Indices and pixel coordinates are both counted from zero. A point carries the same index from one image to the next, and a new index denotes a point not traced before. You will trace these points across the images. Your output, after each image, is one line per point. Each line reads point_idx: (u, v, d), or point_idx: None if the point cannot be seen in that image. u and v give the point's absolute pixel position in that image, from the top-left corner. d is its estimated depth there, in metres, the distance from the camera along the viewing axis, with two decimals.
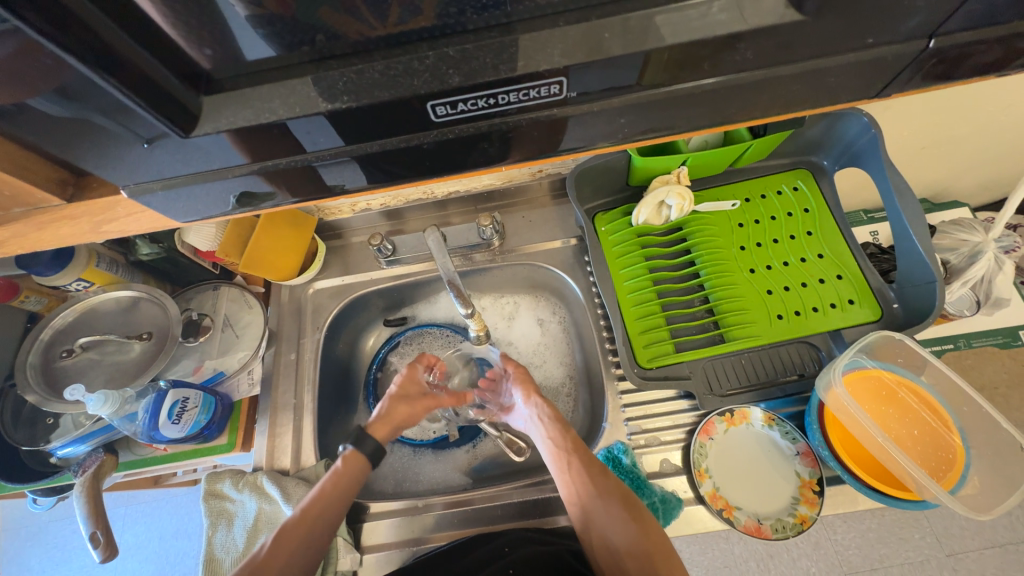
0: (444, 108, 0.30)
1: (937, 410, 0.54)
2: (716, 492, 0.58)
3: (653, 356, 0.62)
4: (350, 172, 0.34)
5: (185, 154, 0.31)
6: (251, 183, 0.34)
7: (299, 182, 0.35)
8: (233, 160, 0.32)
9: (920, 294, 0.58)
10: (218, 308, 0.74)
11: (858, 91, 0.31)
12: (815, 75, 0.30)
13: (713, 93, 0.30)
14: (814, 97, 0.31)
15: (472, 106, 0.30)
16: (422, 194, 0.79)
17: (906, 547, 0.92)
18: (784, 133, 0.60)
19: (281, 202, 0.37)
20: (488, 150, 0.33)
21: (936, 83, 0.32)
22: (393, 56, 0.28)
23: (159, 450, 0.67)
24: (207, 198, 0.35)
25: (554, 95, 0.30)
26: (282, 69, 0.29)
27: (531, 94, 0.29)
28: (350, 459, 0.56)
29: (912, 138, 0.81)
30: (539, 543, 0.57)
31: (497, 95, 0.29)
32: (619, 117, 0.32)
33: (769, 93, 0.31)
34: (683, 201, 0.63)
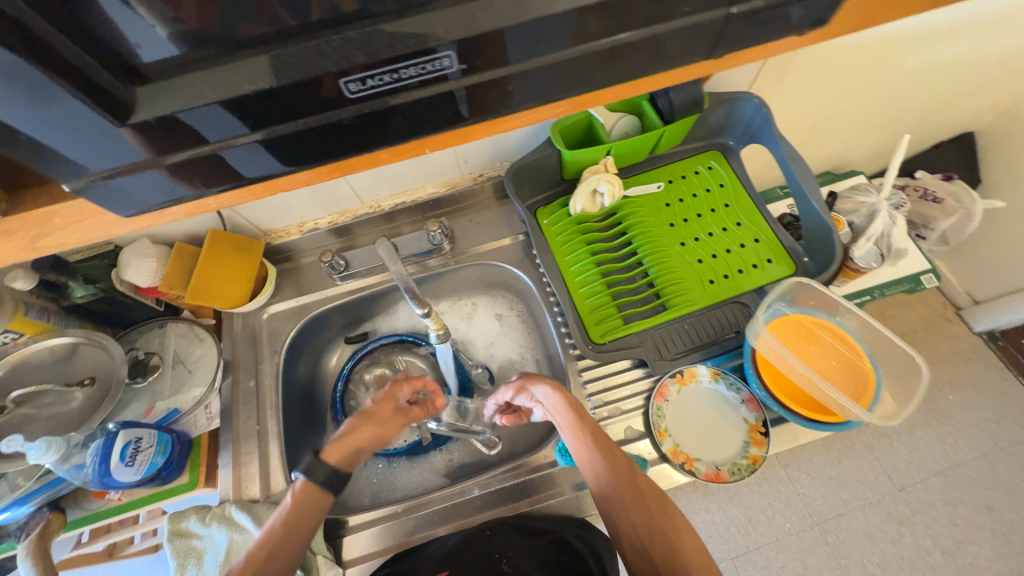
0: (355, 84, 0.32)
1: (848, 341, 0.60)
2: (677, 449, 0.62)
3: (604, 332, 0.67)
4: (264, 157, 0.35)
5: (114, 149, 0.31)
6: (178, 176, 0.35)
7: (217, 172, 0.35)
8: (161, 151, 0.32)
9: (823, 243, 0.67)
10: (166, 345, 0.72)
11: (697, 52, 0.37)
12: (657, 41, 0.35)
13: (585, 59, 0.34)
14: (661, 62, 0.37)
15: (381, 82, 0.32)
16: (369, 208, 0.81)
17: (863, 488, 1.07)
18: (689, 117, 0.67)
19: (214, 191, 0.37)
20: (402, 125, 0.35)
21: (758, 42, 0.38)
22: (305, 41, 0.30)
23: (111, 501, 0.63)
24: (144, 190, 0.35)
25: (445, 67, 0.32)
26: (204, 65, 0.29)
27: (427, 68, 0.32)
28: (304, 488, 0.54)
29: (797, 116, 0.93)
30: (529, 537, 0.58)
31: (397, 70, 0.31)
32: (508, 85, 0.35)
33: (626, 62, 0.36)
34: (613, 187, 0.69)
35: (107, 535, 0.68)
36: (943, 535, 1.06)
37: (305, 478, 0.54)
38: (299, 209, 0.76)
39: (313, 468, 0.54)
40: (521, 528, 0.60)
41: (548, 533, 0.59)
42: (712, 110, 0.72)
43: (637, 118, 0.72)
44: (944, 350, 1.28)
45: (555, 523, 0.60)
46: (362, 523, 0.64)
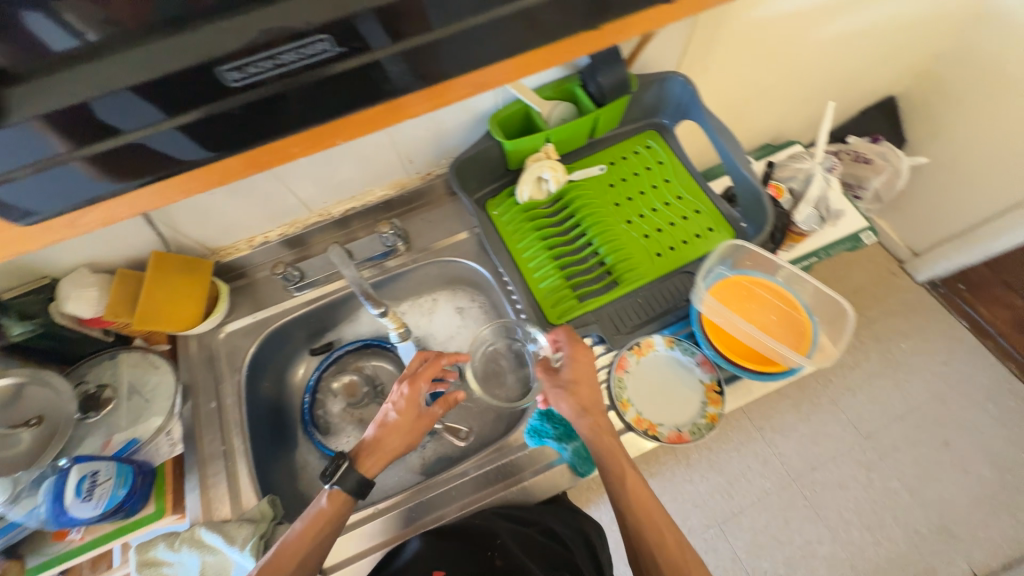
0: (240, 71, 0.34)
1: (785, 295, 0.64)
2: (640, 416, 0.65)
3: (561, 312, 0.69)
4: (180, 141, 0.38)
5: (18, 144, 0.34)
6: (91, 169, 0.37)
7: (132, 164, 0.38)
8: (66, 145, 0.35)
9: (755, 207, 0.71)
10: (119, 377, 0.70)
11: None
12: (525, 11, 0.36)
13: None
14: (533, 34, 0.38)
15: (278, 62, 0.35)
16: (319, 216, 0.80)
17: (828, 437, 1.21)
18: (620, 100, 0.70)
19: (142, 180, 0.39)
20: (292, 109, 0.38)
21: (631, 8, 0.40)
22: (180, 36, 0.33)
23: (73, 541, 0.61)
24: (60, 185, 0.37)
25: (325, 50, 0.35)
26: (110, 51, 0.32)
27: (304, 52, 0.35)
28: (336, 497, 0.58)
29: (727, 91, 0.97)
30: (521, 527, 0.63)
31: (275, 56, 0.34)
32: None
33: None
34: (556, 173, 0.72)
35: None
36: (908, 474, 1.17)
37: (336, 488, 0.58)
38: (245, 224, 0.75)
39: (342, 473, 0.58)
40: (511, 517, 0.64)
41: (534, 524, 0.64)
42: (643, 92, 0.76)
43: (573, 104, 0.74)
44: (893, 302, 1.37)
45: (541, 516, 0.66)
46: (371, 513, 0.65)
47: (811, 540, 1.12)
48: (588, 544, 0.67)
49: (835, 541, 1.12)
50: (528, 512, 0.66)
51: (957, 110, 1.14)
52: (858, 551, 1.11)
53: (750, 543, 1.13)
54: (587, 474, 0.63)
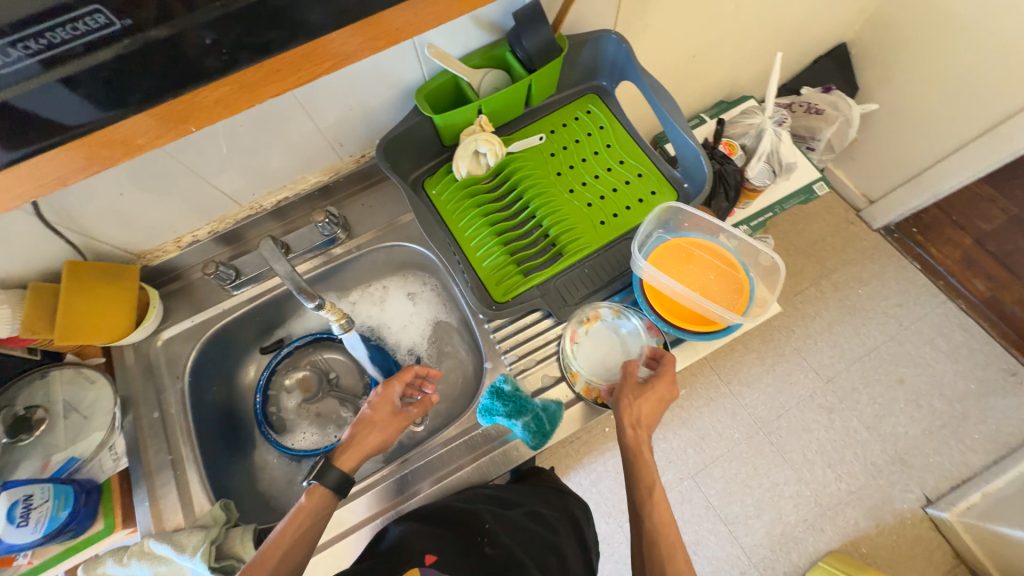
0: (23, 46, 0.29)
1: (723, 254, 0.64)
2: (590, 386, 0.65)
3: (506, 290, 0.68)
4: (59, 103, 0.33)
5: None
6: None
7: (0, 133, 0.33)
8: None
9: (694, 167, 0.70)
10: (52, 395, 0.66)
11: None
12: None
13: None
14: None
15: (55, 39, 0.30)
16: (251, 209, 0.76)
17: (797, 386, 1.26)
18: (552, 63, 0.66)
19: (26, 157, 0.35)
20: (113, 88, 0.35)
21: None
22: None
23: (22, 565, 0.59)
24: None
25: (106, 25, 0.30)
26: None
27: (80, 28, 0.30)
28: (317, 493, 0.56)
29: (672, 47, 0.94)
30: (504, 509, 0.66)
31: (42, 35, 0.29)
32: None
33: None
34: (493, 145, 0.68)
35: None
36: (865, 412, 1.23)
37: (317, 482, 0.56)
38: (167, 223, 0.70)
39: (322, 472, 0.57)
40: (494, 500, 0.66)
41: (517, 505, 0.68)
42: (577, 53, 0.72)
43: (504, 71, 0.70)
44: (851, 250, 1.40)
45: (525, 498, 0.69)
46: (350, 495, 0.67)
47: (778, 483, 1.18)
48: (575, 523, 0.71)
49: (800, 481, 1.18)
50: (506, 492, 0.69)
51: (906, 52, 1.13)
52: (821, 487, 1.18)
53: (721, 491, 1.19)
54: (539, 447, 0.62)
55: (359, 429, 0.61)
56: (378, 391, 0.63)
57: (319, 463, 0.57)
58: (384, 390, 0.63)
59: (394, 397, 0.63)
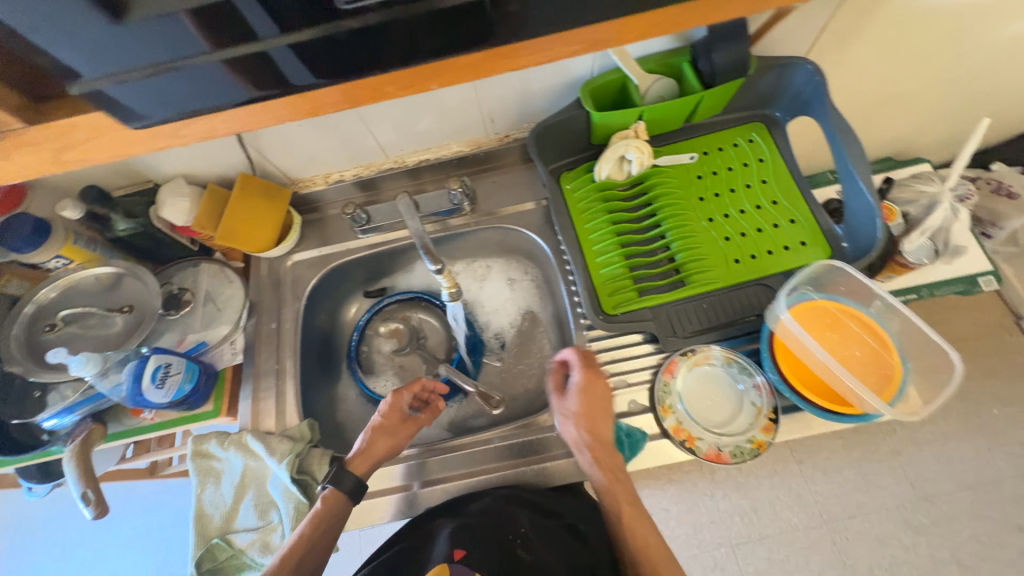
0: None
1: (876, 332, 0.56)
2: (679, 426, 0.60)
3: (617, 303, 0.65)
4: (291, 60, 0.33)
5: (162, 35, 0.30)
6: (221, 76, 0.33)
7: (258, 75, 0.33)
8: (200, 45, 0.31)
9: (863, 228, 0.62)
10: (198, 284, 0.76)
11: None
12: None
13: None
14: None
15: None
16: (394, 163, 0.81)
17: (883, 492, 1.07)
18: (731, 83, 0.62)
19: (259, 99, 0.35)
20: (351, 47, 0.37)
21: None
22: None
23: (146, 419, 0.69)
24: (197, 90, 0.33)
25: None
26: None
27: None
28: (330, 498, 0.57)
29: (859, 89, 0.83)
30: (542, 516, 0.63)
31: None
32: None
33: None
34: (641, 155, 0.66)
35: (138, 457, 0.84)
36: (965, 549, 1.04)
37: (332, 486, 0.57)
38: (324, 159, 0.76)
39: (338, 477, 0.58)
40: (534, 506, 0.64)
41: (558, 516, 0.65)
42: (760, 77, 0.67)
43: (675, 80, 0.67)
44: (998, 360, 1.18)
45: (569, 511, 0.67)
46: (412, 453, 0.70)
47: None
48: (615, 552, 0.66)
49: None
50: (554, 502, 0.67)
51: None
52: None
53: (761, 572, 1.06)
54: (612, 470, 0.60)
55: (371, 435, 0.63)
56: (386, 400, 0.65)
57: (333, 467, 0.59)
58: (390, 400, 0.65)
59: (401, 404, 0.66)
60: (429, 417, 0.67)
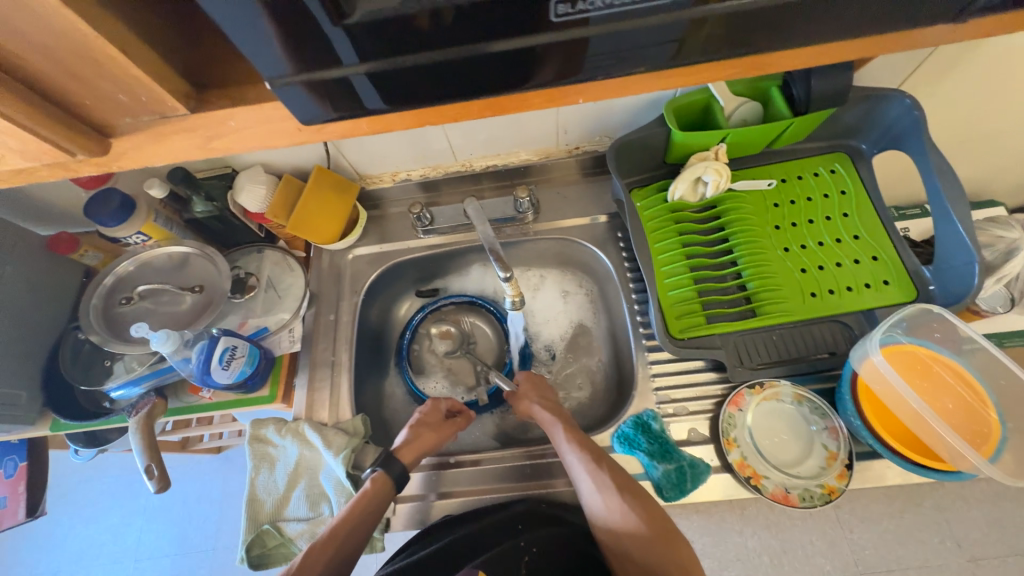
0: (564, 6, 0.27)
1: (972, 384, 0.53)
2: (744, 461, 0.58)
3: (684, 328, 0.63)
4: (365, 87, 0.31)
5: (257, 54, 0.28)
6: (305, 97, 0.31)
7: (340, 99, 0.31)
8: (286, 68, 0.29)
9: (957, 274, 0.59)
10: (262, 269, 0.78)
11: (853, 30, 0.30)
12: (812, 7, 0.28)
13: (785, 10, 0.29)
14: (806, 35, 0.31)
15: (591, 6, 0.27)
16: (461, 166, 0.81)
17: (924, 549, 0.93)
18: (824, 112, 0.61)
19: (329, 118, 0.33)
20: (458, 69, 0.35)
21: (930, 27, 0.31)
22: None
23: (204, 398, 0.71)
24: (298, 106, 0.31)
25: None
26: None
27: None
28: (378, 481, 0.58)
29: (950, 128, 0.78)
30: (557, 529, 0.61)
31: None
32: (717, 28, 0.29)
33: (780, 27, 0.30)
34: (720, 177, 0.64)
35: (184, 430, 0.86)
36: None
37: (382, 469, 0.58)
38: (396, 158, 0.77)
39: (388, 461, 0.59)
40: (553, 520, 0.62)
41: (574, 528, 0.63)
42: (851, 107, 0.65)
43: (761, 104, 0.66)
44: None
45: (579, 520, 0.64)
46: (461, 461, 0.69)
47: None
48: None
49: None
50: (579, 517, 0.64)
51: None
52: None
53: None
54: (671, 500, 0.58)
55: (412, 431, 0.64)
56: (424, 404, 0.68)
57: (382, 454, 0.60)
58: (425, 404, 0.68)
59: (437, 408, 0.68)
60: (463, 422, 0.69)
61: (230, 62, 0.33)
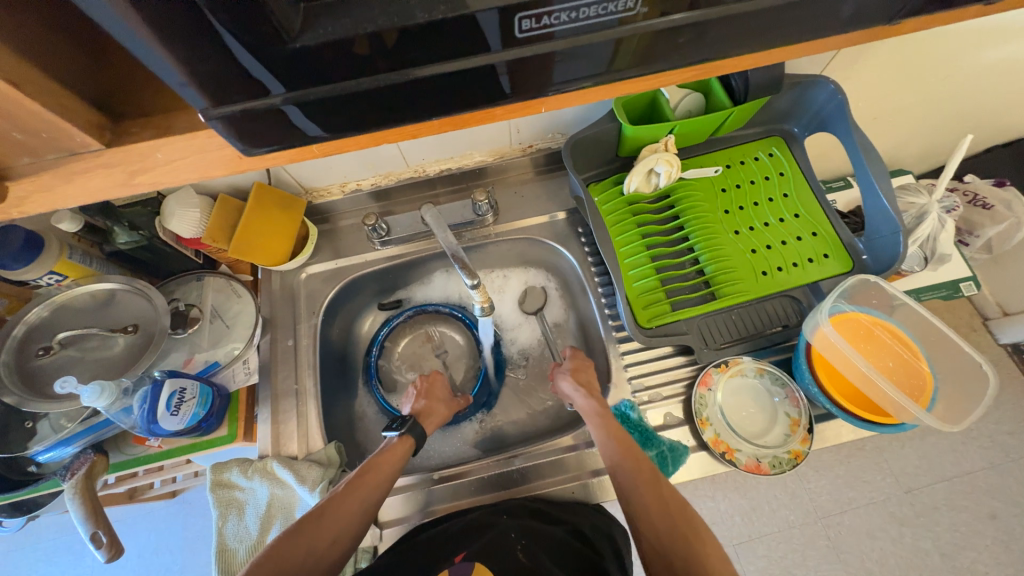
0: (529, 22, 0.26)
1: (908, 343, 0.59)
2: (718, 438, 0.61)
3: (651, 316, 0.65)
4: (298, 117, 0.29)
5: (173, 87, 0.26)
6: (224, 130, 0.29)
7: (273, 128, 0.29)
8: (199, 100, 0.26)
9: (885, 244, 0.64)
10: (204, 299, 0.71)
11: (783, 36, 0.32)
12: (745, 18, 0.29)
13: (721, 21, 0.29)
14: (741, 42, 0.31)
15: (556, 20, 0.26)
16: (414, 172, 0.78)
17: (869, 488, 1.03)
18: (761, 100, 0.64)
19: (272, 150, 0.31)
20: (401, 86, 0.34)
21: (848, 31, 0.33)
22: None
23: (152, 447, 0.64)
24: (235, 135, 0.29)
25: (628, 10, 0.27)
26: None
27: (609, 8, 0.26)
28: (403, 442, 0.60)
29: (866, 108, 0.85)
30: (545, 523, 0.61)
31: (579, 8, 0.26)
32: (678, 36, 0.29)
33: (718, 36, 0.30)
34: (671, 168, 0.66)
35: (129, 480, 0.78)
36: None
37: (404, 431, 0.61)
38: (343, 169, 0.73)
39: (410, 424, 0.62)
40: (539, 514, 0.62)
41: (562, 522, 0.62)
42: (782, 93, 0.69)
43: (702, 95, 0.69)
44: None
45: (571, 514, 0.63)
46: (446, 476, 0.67)
47: None
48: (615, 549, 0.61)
49: None
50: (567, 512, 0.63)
51: None
52: None
53: (761, 571, 1.01)
54: None
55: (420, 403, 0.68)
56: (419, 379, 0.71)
57: (411, 418, 0.62)
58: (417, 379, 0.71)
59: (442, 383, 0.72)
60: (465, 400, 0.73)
61: (151, 89, 0.31)
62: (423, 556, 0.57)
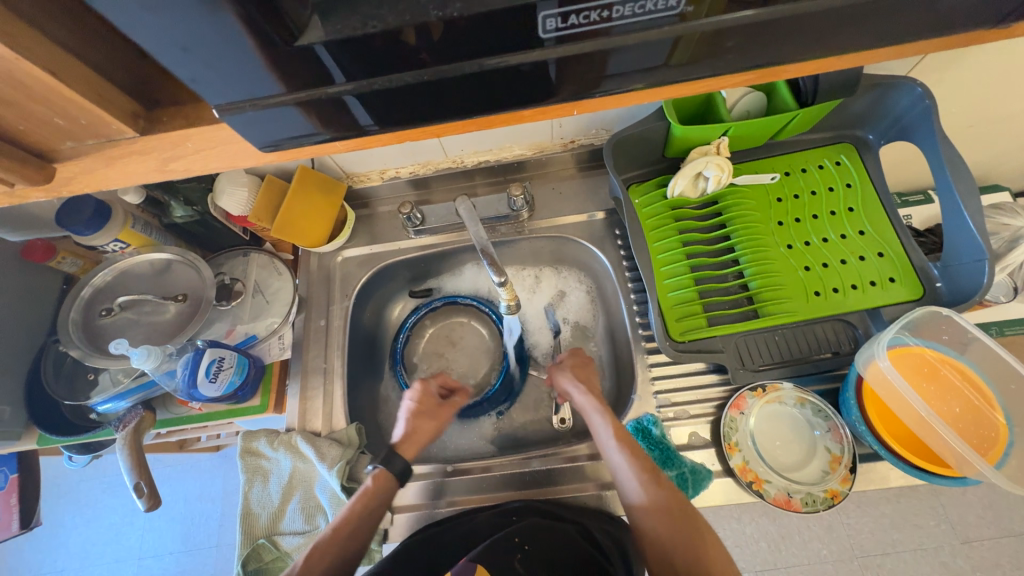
0: (555, 21, 0.25)
1: (979, 387, 0.53)
2: (746, 465, 0.57)
3: (685, 330, 0.61)
4: (357, 107, 0.29)
5: (233, 78, 0.25)
6: (307, 119, 0.29)
7: (341, 117, 0.29)
8: (277, 87, 0.26)
9: (965, 272, 0.57)
10: (248, 274, 0.75)
11: (850, 40, 0.28)
12: (804, 21, 0.26)
13: (775, 23, 0.26)
14: (800, 47, 0.28)
15: (616, 14, 0.24)
16: (452, 162, 0.78)
17: (920, 533, 0.93)
18: (832, 103, 0.57)
19: (309, 142, 0.31)
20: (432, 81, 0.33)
21: (931, 37, 0.29)
22: None
23: (193, 409, 0.69)
24: (295, 125, 0.29)
25: (669, 9, 0.24)
26: None
27: (646, 7, 0.24)
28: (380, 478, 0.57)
29: (959, 115, 0.75)
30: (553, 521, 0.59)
31: (611, 7, 0.24)
32: (723, 40, 0.27)
33: (773, 39, 0.27)
34: (721, 173, 0.62)
35: (178, 434, 0.84)
36: None
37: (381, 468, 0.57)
38: (383, 157, 0.74)
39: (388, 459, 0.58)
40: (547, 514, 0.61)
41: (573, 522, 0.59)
42: (858, 95, 0.62)
43: (764, 95, 0.63)
44: None
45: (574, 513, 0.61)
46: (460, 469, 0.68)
47: None
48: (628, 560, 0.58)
49: None
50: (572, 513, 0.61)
51: None
52: None
53: None
54: None
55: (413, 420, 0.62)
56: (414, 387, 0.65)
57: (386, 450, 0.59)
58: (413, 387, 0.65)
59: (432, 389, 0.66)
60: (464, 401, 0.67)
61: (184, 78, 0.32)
62: (434, 547, 0.58)
